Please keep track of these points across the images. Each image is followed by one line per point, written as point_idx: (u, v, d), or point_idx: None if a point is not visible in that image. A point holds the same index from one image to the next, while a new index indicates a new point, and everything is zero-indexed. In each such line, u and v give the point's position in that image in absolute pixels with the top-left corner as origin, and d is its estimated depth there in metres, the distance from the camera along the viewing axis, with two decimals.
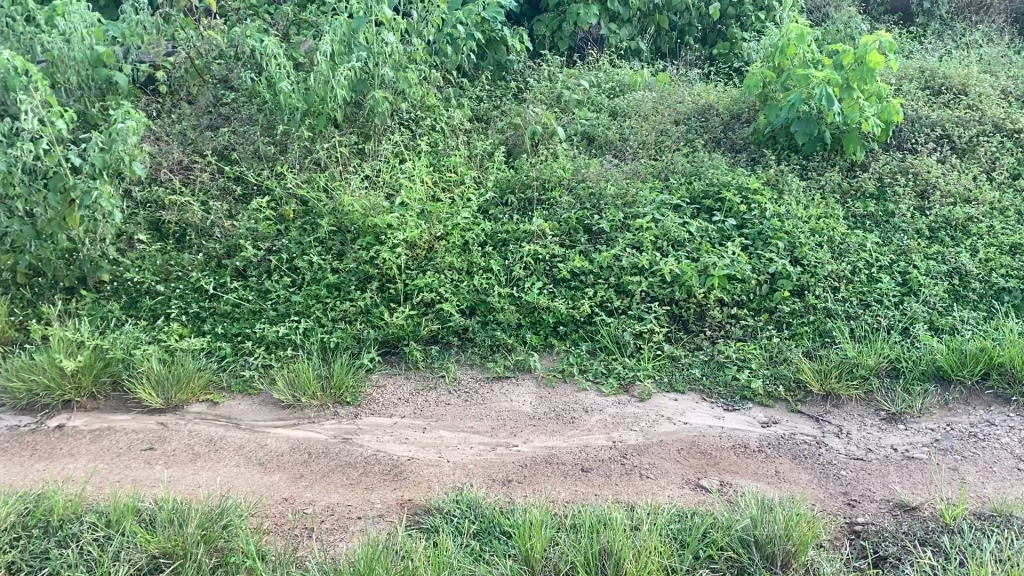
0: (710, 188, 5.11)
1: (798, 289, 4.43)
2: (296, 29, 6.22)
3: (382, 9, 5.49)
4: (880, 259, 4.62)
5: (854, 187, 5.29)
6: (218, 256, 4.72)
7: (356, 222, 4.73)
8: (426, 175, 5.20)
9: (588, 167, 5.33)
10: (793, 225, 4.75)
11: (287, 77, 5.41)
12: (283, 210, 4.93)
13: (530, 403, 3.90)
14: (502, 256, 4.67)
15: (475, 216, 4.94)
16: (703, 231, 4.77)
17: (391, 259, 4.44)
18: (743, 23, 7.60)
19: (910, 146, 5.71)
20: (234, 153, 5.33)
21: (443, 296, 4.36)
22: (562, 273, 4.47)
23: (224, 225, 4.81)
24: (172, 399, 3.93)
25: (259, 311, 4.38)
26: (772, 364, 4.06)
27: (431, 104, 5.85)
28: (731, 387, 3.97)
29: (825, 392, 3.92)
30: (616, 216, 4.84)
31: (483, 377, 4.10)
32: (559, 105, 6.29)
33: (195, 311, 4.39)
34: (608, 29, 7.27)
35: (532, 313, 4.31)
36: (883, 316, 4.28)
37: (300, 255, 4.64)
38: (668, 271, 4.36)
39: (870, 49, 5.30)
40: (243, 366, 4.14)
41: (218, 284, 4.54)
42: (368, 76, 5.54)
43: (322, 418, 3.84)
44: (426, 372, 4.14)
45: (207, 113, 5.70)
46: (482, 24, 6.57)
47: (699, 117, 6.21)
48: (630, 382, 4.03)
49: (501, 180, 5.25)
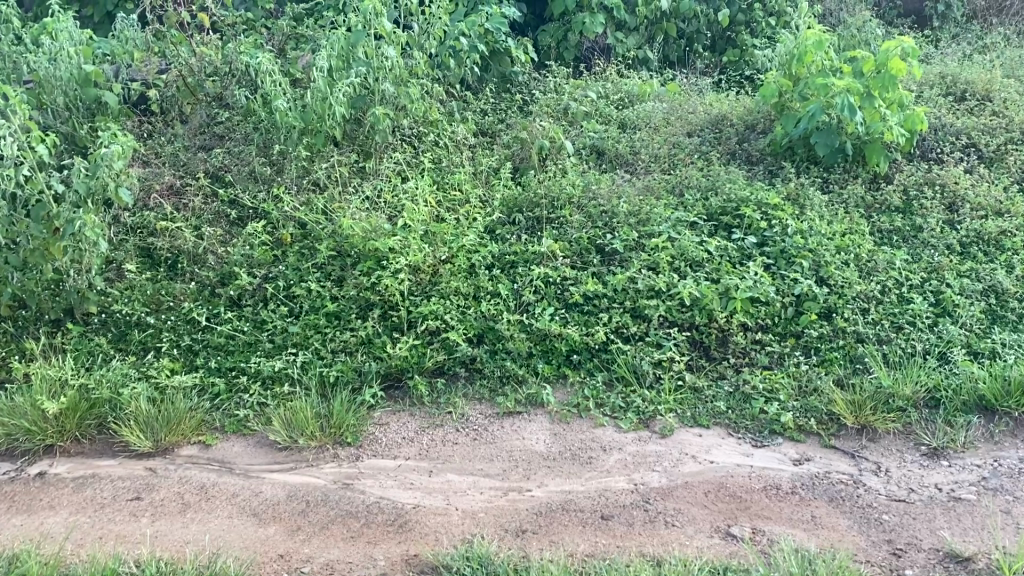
0: (728, 204, 4.86)
1: (825, 311, 4.17)
2: (292, 43, 6.00)
3: (381, 22, 5.26)
4: (911, 278, 4.36)
5: (879, 201, 5.04)
6: (212, 285, 4.47)
7: (356, 246, 4.49)
8: (429, 194, 4.97)
9: (599, 184, 5.10)
10: (817, 242, 4.51)
11: (283, 94, 5.17)
12: (280, 233, 4.70)
13: (544, 442, 3.65)
14: (510, 278, 4.42)
15: (482, 237, 4.69)
16: (722, 250, 4.51)
17: (393, 285, 4.20)
18: (753, 29, 7.38)
19: (935, 156, 5.45)
20: (228, 175, 5.09)
21: (449, 324, 4.11)
22: (575, 297, 4.22)
23: (218, 252, 4.57)
24: (161, 441, 3.70)
25: (254, 342, 4.14)
26: (802, 396, 3.78)
27: (434, 119, 5.61)
28: (759, 420, 3.70)
29: (861, 426, 3.64)
30: (630, 235, 4.59)
31: (493, 413, 3.85)
32: (567, 118, 6.05)
33: (187, 344, 4.15)
34: (614, 38, 7.02)
35: (543, 341, 4.06)
36: (917, 340, 4.00)
37: (298, 281, 4.41)
38: (687, 294, 4.11)
39: (892, 55, 5.07)
40: (238, 404, 3.88)
41: (211, 314, 4.29)
42: (368, 91, 5.31)
43: (322, 461, 3.59)
44: (431, 408, 3.89)
45: (201, 133, 5.48)
46: (485, 35, 6.34)
47: (712, 128, 5.97)
48: (651, 417, 3.76)
49: (508, 197, 5.01)
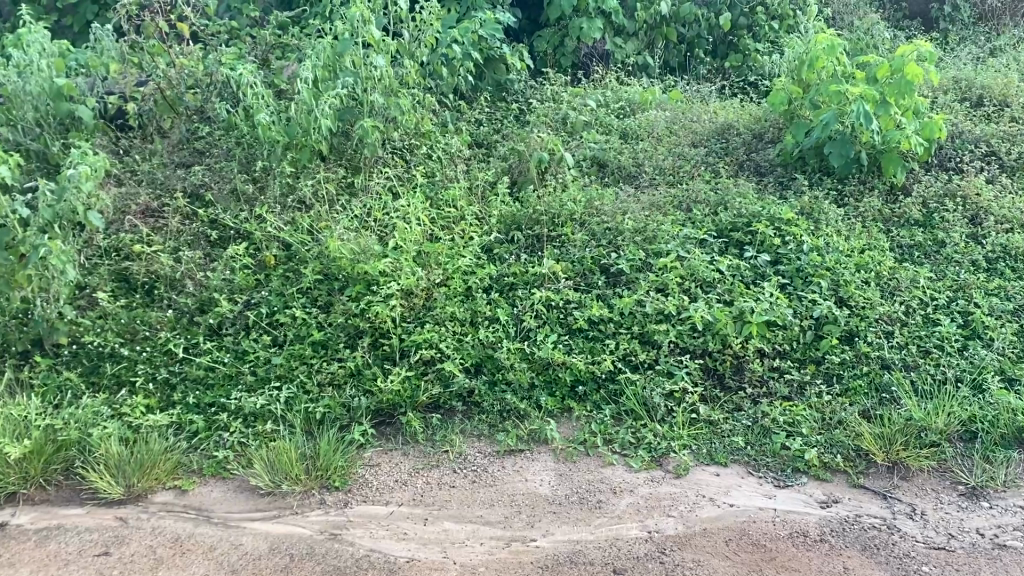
0: (738, 219, 4.58)
1: (846, 335, 3.91)
2: (276, 53, 5.72)
3: (370, 30, 4.99)
4: (936, 298, 4.10)
5: (897, 214, 4.78)
6: (191, 312, 4.19)
7: (344, 270, 4.22)
8: (422, 211, 4.70)
9: (602, 199, 4.84)
10: (835, 260, 4.24)
11: (266, 108, 4.91)
12: (263, 255, 4.42)
13: (548, 484, 3.37)
14: (509, 302, 4.16)
15: (479, 258, 4.42)
16: (734, 269, 4.24)
17: (384, 312, 3.93)
18: (756, 34, 7.13)
19: (955, 165, 5.19)
20: (209, 194, 4.80)
21: (444, 353, 3.84)
22: (579, 323, 3.95)
23: (197, 277, 4.29)
24: (133, 487, 3.42)
25: (235, 375, 3.87)
26: (826, 429, 3.50)
27: (426, 130, 5.35)
28: (782, 457, 3.43)
29: (891, 463, 3.38)
30: (636, 255, 4.33)
31: (492, 451, 3.57)
32: (566, 128, 5.78)
33: (163, 377, 3.87)
34: (613, 44, 6.76)
35: (546, 371, 3.79)
36: (948, 366, 3.73)
37: (283, 308, 4.13)
38: (699, 318, 3.85)
39: (908, 60, 4.79)
40: (217, 444, 3.61)
41: (190, 345, 4.01)
42: (356, 104, 5.04)
43: (307, 509, 3.30)
44: (426, 446, 3.61)
45: (181, 148, 5.19)
46: (478, 42, 6.07)
47: (718, 138, 5.70)
48: (664, 455, 3.48)
49: (505, 214, 4.74)
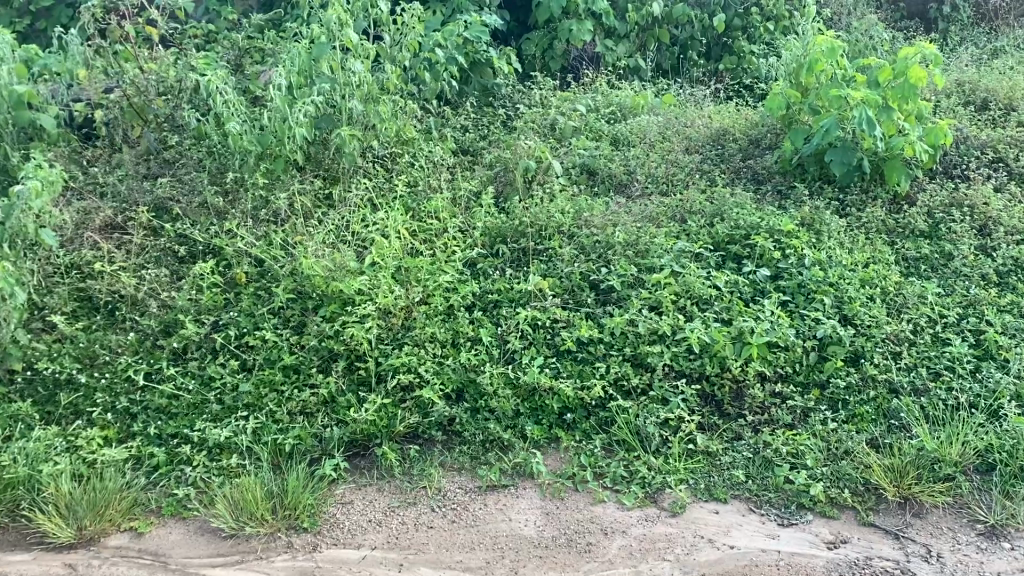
0: (736, 231, 4.34)
1: (851, 356, 3.69)
2: (250, 57, 5.47)
3: (348, 33, 4.73)
4: (945, 315, 3.87)
5: (900, 224, 4.55)
6: (154, 334, 3.92)
7: (317, 288, 3.95)
8: (402, 224, 4.45)
9: (592, 211, 4.59)
10: (839, 276, 4.01)
11: (236, 115, 4.59)
12: (233, 273, 4.15)
13: (534, 524, 3.12)
14: (493, 321, 3.92)
15: (462, 274, 4.17)
16: (732, 285, 4.01)
17: (360, 334, 3.68)
18: (751, 35, 6.91)
19: (961, 172, 4.96)
20: (176, 207, 4.53)
21: (423, 378, 3.60)
22: (567, 344, 3.71)
23: (161, 296, 4.01)
24: (84, 530, 3.18)
25: (201, 404, 3.62)
26: (832, 460, 3.27)
27: (408, 138, 5.12)
28: (785, 492, 3.19)
29: (903, 498, 3.15)
30: (628, 271, 4.07)
31: (474, 486, 3.33)
32: (555, 134, 5.54)
33: (123, 406, 3.61)
34: (604, 45, 6.51)
35: (532, 397, 3.56)
36: (961, 391, 3.49)
37: (252, 329, 3.87)
38: (695, 340, 3.61)
39: (912, 62, 4.56)
40: (178, 481, 3.36)
41: (152, 370, 3.75)
42: (334, 111, 4.76)
43: (273, 554, 3.07)
44: (403, 481, 3.37)
45: (147, 160, 4.91)
46: (464, 45, 5.80)
47: (713, 144, 5.48)
48: (659, 490, 3.24)
49: (490, 226, 4.49)
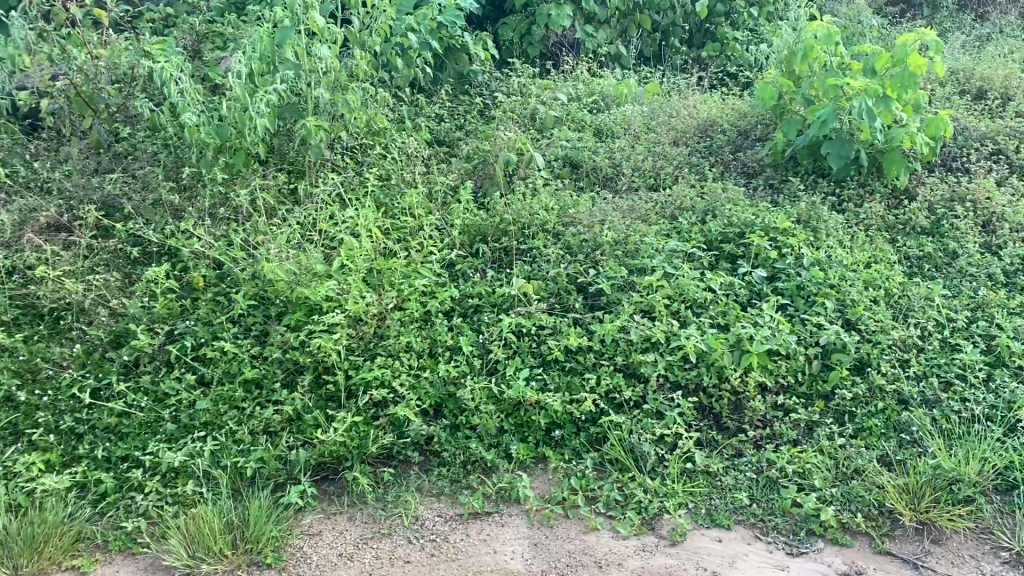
0: (730, 229, 4.08)
1: (856, 364, 3.46)
2: (210, 43, 5.13)
3: (313, 16, 4.34)
4: (953, 319, 3.65)
5: (901, 221, 4.33)
6: (103, 346, 3.59)
7: (281, 294, 3.64)
8: (374, 222, 4.14)
9: (577, 207, 4.31)
10: (841, 277, 3.77)
11: (193, 104, 4.23)
12: (190, 277, 3.82)
13: (522, 556, 2.85)
14: (473, 327, 3.64)
15: (439, 276, 3.88)
16: (728, 287, 3.75)
17: (328, 344, 3.38)
18: (734, 21, 6.68)
19: (960, 165, 4.75)
20: (128, 204, 4.18)
21: (398, 393, 3.31)
22: (554, 353, 3.43)
23: (110, 303, 3.68)
24: (21, 569, 2.86)
25: (154, 423, 3.30)
26: (840, 480, 3.04)
27: (379, 128, 4.80)
28: (792, 517, 2.95)
29: (919, 523, 2.92)
30: (617, 273, 3.81)
31: (455, 514, 3.05)
32: (535, 124, 5.24)
33: (67, 426, 3.28)
34: (584, 31, 6.22)
35: (517, 412, 3.29)
36: (975, 402, 3.27)
37: (211, 340, 3.56)
38: (691, 348, 3.35)
39: (911, 49, 4.33)
40: (128, 511, 3.05)
41: (100, 386, 3.42)
42: (300, 99, 4.44)
43: None
44: (376, 508, 3.09)
45: (97, 154, 4.55)
46: (438, 30, 5.46)
47: (701, 134, 5.22)
48: (656, 517, 2.98)
49: (469, 223, 4.20)
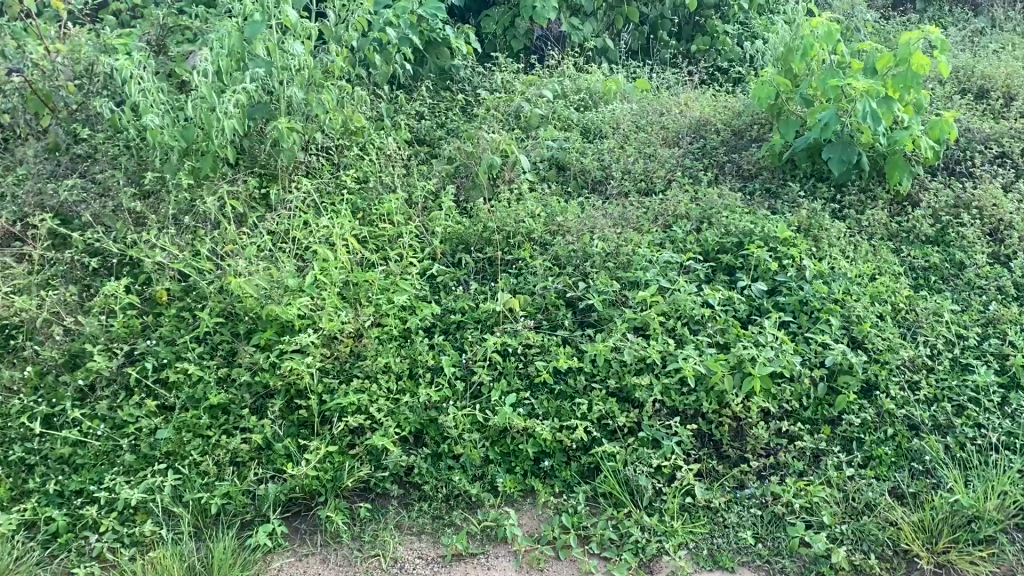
0: (727, 239, 3.87)
1: (863, 386, 3.26)
2: (176, 37, 4.83)
3: (285, 10, 4.07)
4: (963, 335, 3.46)
5: (905, 229, 4.14)
6: (57, 368, 3.31)
7: (250, 310, 3.38)
8: (350, 230, 3.89)
9: (566, 213, 4.08)
10: (845, 290, 3.56)
11: (156, 105, 3.95)
12: (152, 291, 3.55)
13: None
14: (455, 345, 3.41)
15: (420, 290, 3.64)
16: (726, 302, 3.54)
17: (299, 367, 3.12)
18: (724, 13, 6.43)
19: (964, 169, 4.56)
20: (87, 211, 3.90)
21: (375, 420, 3.08)
22: (543, 375, 3.21)
23: (65, 321, 3.40)
24: None
25: (113, 453, 3.05)
26: (851, 517, 2.85)
27: (356, 128, 4.54)
28: (801, 558, 2.76)
29: (937, 565, 2.75)
30: (609, 287, 3.58)
31: (438, 556, 2.82)
32: (520, 123, 5.00)
33: (15, 458, 3.01)
34: (569, 24, 5.96)
35: (503, 440, 3.07)
36: (991, 428, 3.09)
37: (174, 360, 3.30)
38: (690, 371, 3.13)
39: (914, 47, 4.10)
40: (81, 553, 2.80)
41: (53, 411, 3.15)
42: (271, 99, 4.19)
43: None
44: (353, 549, 2.87)
45: (54, 156, 4.26)
46: (418, 23, 5.18)
47: (692, 134, 4.99)
48: (654, 558, 2.77)
49: (451, 231, 3.97)
